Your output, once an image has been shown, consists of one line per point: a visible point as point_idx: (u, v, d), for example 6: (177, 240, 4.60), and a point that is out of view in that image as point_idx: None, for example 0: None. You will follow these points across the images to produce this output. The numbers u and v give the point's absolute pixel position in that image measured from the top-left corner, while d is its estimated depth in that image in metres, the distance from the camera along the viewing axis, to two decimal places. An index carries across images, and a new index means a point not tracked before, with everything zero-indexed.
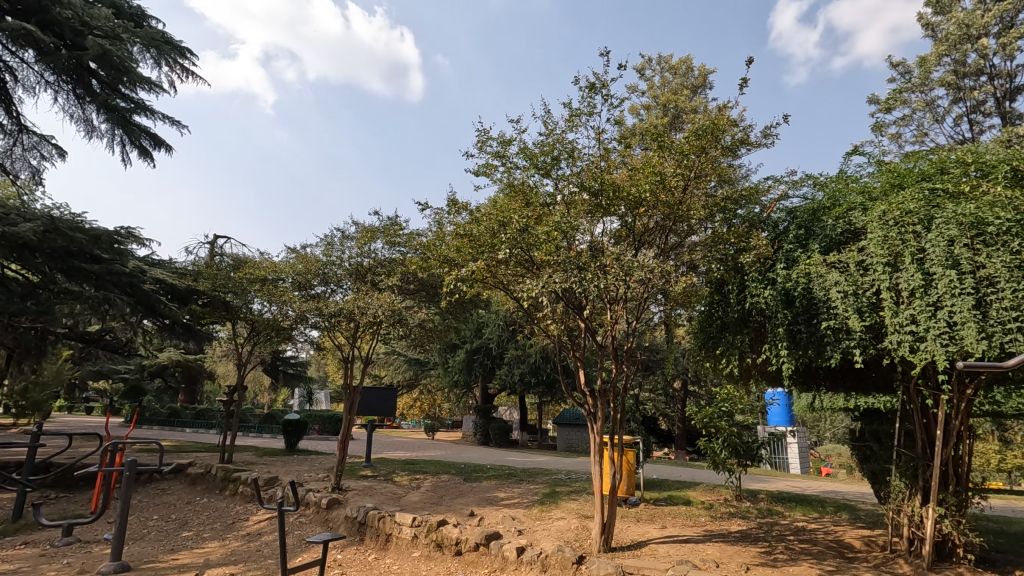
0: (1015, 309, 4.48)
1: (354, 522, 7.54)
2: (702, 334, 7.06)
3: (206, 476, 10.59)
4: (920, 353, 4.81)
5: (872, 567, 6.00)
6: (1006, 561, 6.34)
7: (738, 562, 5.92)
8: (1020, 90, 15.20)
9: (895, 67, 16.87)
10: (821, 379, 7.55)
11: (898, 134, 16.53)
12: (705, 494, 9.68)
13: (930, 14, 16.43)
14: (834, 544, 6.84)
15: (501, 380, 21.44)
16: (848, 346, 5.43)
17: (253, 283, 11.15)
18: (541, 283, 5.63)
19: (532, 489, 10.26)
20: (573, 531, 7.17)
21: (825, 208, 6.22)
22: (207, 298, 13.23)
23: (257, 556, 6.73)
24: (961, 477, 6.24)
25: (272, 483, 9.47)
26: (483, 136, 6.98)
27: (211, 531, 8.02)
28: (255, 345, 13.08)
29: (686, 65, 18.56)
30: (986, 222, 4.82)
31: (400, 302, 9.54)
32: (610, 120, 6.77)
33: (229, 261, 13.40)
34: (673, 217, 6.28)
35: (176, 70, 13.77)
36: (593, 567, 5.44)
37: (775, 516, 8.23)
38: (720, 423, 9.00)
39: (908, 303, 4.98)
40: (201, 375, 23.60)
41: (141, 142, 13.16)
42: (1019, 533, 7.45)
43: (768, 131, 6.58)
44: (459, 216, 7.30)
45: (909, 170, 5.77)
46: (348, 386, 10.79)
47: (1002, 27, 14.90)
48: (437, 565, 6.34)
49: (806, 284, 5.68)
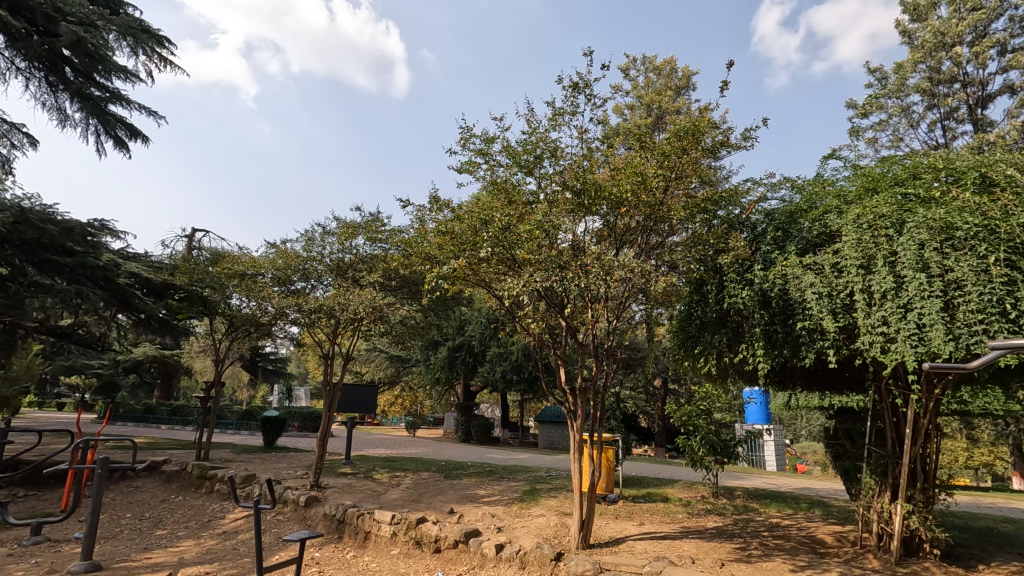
0: (981, 311, 4.59)
1: (332, 520, 7.49)
2: (681, 334, 7.16)
3: (182, 473, 10.43)
4: (891, 353, 4.94)
5: (843, 562, 6.14)
6: (969, 556, 6.53)
7: (713, 557, 6.01)
8: (991, 98, 15.64)
9: (873, 72, 17.22)
10: (797, 378, 7.70)
11: (874, 139, 16.88)
12: (683, 491, 9.80)
13: (907, 21, 16.78)
14: (806, 540, 6.99)
15: (483, 377, 21.47)
16: (822, 346, 5.56)
17: (231, 278, 11.00)
18: (523, 281, 5.66)
19: (512, 486, 10.28)
20: (551, 528, 7.22)
21: (802, 210, 6.33)
22: (183, 293, 13.00)
23: (232, 556, 6.65)
24: (928, 474, 6.40)
25: (249, 480, 9.37)
26: (466, 133, 6.97)
27: (186, 529, 7.89)
28: (233, 341, 12.89)
29: (670, 65, 18.73)
30: (955, 227, 4.93)
31: (382, 298, 9.50)
32: (593, 119, 6.79)
33: (208, 255, 13.18)
34: (654, 218, 6.34)
35: (154, 59, 13.47)
36: (571, 564, 5.46)
37: (750, 513, 8.38)
38: (698, 421, 9.12)
39: (880, 304, 5.12)
40: (177, 371, 23.24)
41: (117, 132, 12.85)
42: (984, 530, 7.68)
43: (748, 133, 6.63)
44: (441, 213, 7.28)
45: (883, 174, 5.93)
46: (328, 383, 10.67)
47: (976, 36, 15.28)
48: (416, 563, 6.33)
49: (782, 285, 5.79)
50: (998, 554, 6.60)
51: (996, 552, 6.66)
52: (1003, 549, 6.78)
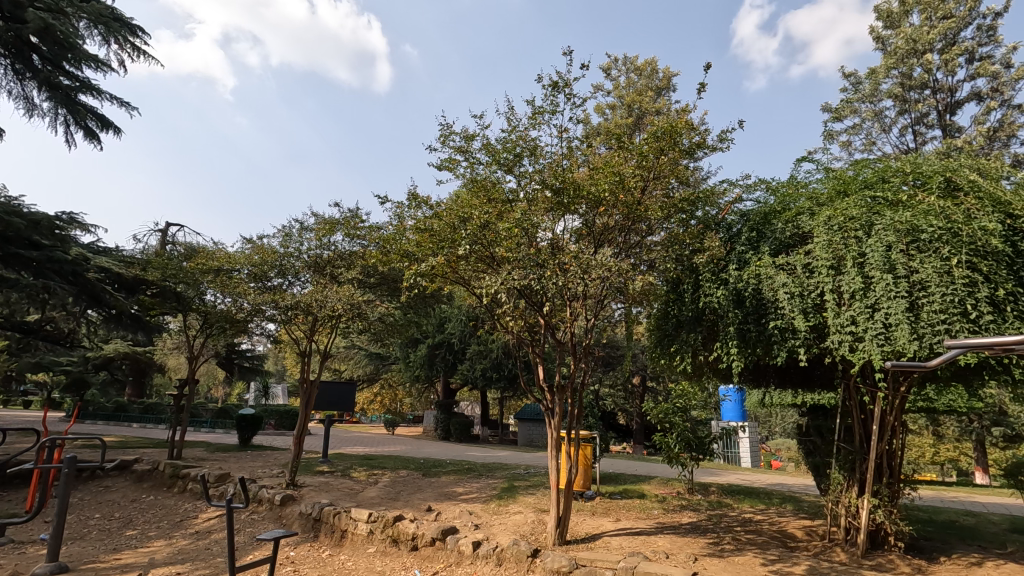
0: (944, 312, 4.73)
1: (308, 519, 7.41)
2: (658, 332, 7.27)
3: (153, 473, 10.22)
4: (859, 352, 5.07)
5: (811, 555, 6.29)
6: (932, 548, 6.73)
7: (687, 553, 6.10)
8: (960, 104, 16.10)
9: (847, 77, 17.62)
10: (770, 376, 7.87)
11: (848, 143, 17.28)
12: (659, 487, 9.94)
13: (881, 28, 17.18)
14: (777, 534, 7.14)
15: (462, 375, 21.41)
16: (793, 345, 5.68)
17: (205, 274, 10.78)
18: (500, 279, 5.69)
19: (490, 484, 10.31)
20: (529, 525, 7.26)
21: (775, 211, 6.44)
22: (156, 289, 12.70)
23: (206, 555, 6.56)
24: (894, 470, 6.57)
25: (223, 478, 9.23)
26: (446, 130, 7.00)
27: (157, 529, 7.75)
28: (207, 338, 12.64)
29: (651, 66, 18.92)
30: (920, 229, 5.09)
31: (360, 295, 9.41)
32: (572, 119, 6.84)
33: (182, 250, 12.92)
34: (632, 217, 6.40)
35: (127, 48, 13.13)
36: (547, 561, 5.50)
37: (724, 509, 8.54)
38: (675, 419, 9.25)
39: (849, 304, 5.25)
40: (149, 368, 22.78)
41: (87, 123, 12.51)
42: (947, 523, 7.94)
43: (724, 135, 6.72)
44: (419, 210, 7.25)
45: (853, 178, 6.09)
46: (306, 380, 10.51)
47: (945, 43, 15.73)
48: (392, 561, 6.31)
49: (755, 285, 5.89)
50: (959, 546, 6.85)
51: (957, 544, 6.91)
52: (963, 541, 7.03)
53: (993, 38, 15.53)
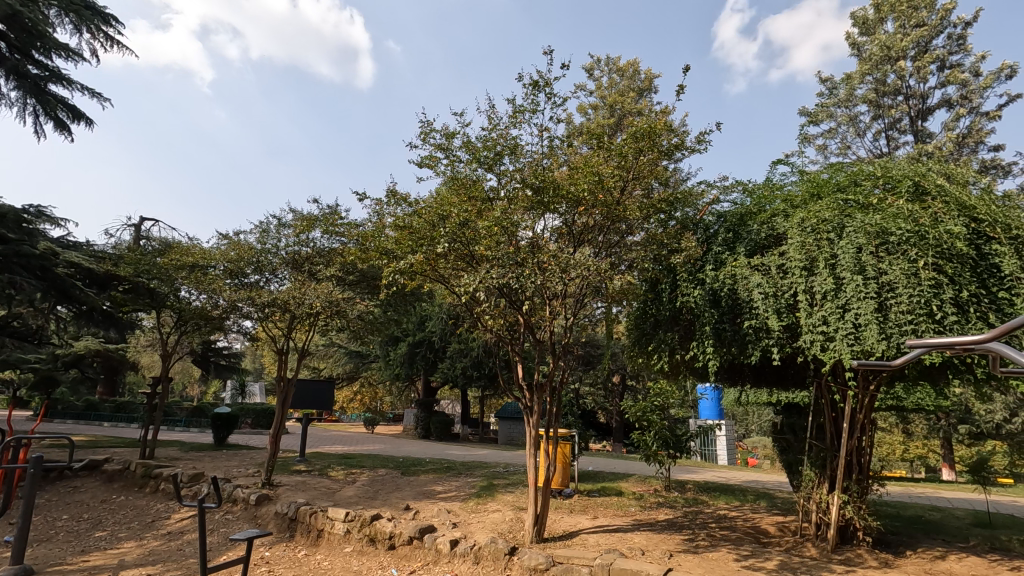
0: (911, 312, 4.86)
1: (284, 519, 7.32)
2: (636, 332, 7.34)
3: (125, 472, 9.98)
4: (830, 351, 5.18)
5: (783, 550, 6.42)
6: (899, 542, 6.91)
7: (662, 549, 6.17)
8: (931, 111, 16.52)
9: (824, 82, 17.95)
10: (746, 375, 7.99)
11: (824, 146, 17.63)
12: (636, 485, 10.03)
13: (857, 34, 17.53)
14: (751, 530, 7.27)
15: (443, 373, 21.33)
16: (767, 344, 5.77)
17: (180, 270, 10.54)
18: (479, 278, 5.67)
19: (469, 482, 10.31)
20: (507, 522, 7.28)
21: (752, 213, 6.55)
22: (128, 285, 12.40)
23: (177, 556, 6.44)
24: (862, 466, 6.73)
25: (196, 478, 9.06)
26: (426, 127, 6.98)
27: (127, 530, 7.58)
28: (182, 335, 12.39)
29: (633, 67, 19.02)
30: (889, 232, 5.23)
31: (339, 293, 9.32)
32: (553, 118, 6.87)
33: (156, 245, 12.64)
34: (611, 217, 6.43)
35: (99, 37, 12.79)
36: (524, 559, 5.53)
37: (700, 505, 8.66)
38: (652, 416, 9.35)
39: (821, 305, 5.36)
40: (122, 366, 22.27)
41: (57, 113, 12.17)
42: (913, 518, 8.17)
43: (703, 137, 6.80)
44: (399, 207, 7.20)
45: (826, 181, 6.21)
46: (283, 378, 10.36)
47: (918, 51, 16.14)
48: (369, 561, 6.27)
49: (731, 285, 5.99)
50: (924, 539, 7.06)
51: (922, 538, 7.11)
52: (928, 536, 7.24)
53: (963, 47, 15.97)
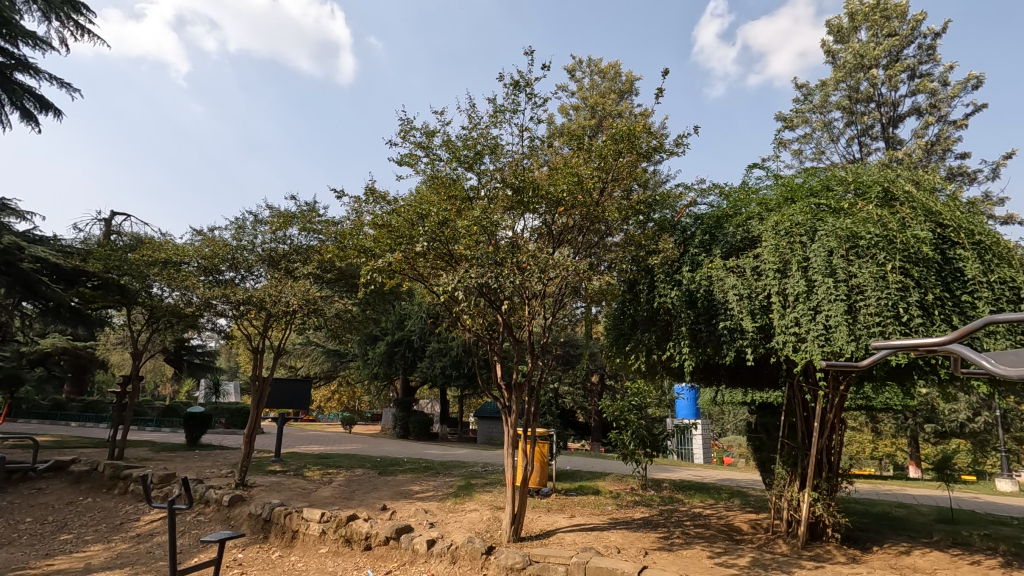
0: (879, 315, 4.99)
1: (258, 520, 7.21)
2: (614, 332, 7.41)
3: (92, 473, 9.72)
4: (802, 352, 5.29)
5: (755, 547, 6.55)
6: (866, 539, 7.10)
7: (638, 547, 6.25)
8: (901, 118, 16.98)
9: (800, 88, 18.32)
10: (722, 375, 8.12)
11: (799, 151, 18.00)
12: (614, 483, 10.13)
13: (832, 42, 17.91)
14: (725, 528, 7.39)
15: (422, 373, 21.23)
16: (741, 344, 5.88)
17: (152, 266, 10.30)
18: (457, 277, 5.66)
19: (447, 482, 10.29)
20: (484, 522, 7.28)
21: (728, 216, 6.66)
22: (98, 281, 12.08)
23: (147, 559, 6.30)
24: (832, 464, 6.89)
25: (167, 479, 8.87)
26: (407, 125, 6.94)
27: (94, 533, 7.39)
28: (154, 333, 12.12)
29: (614, 69, 19.17)
30: (859, 236, 5.36)
31: (317, 291, 9.22)
32: (533, 118, 6.89)
33: (127, 241, 12.34)
34: (590, 218, 6.48)
35: (69, 26, 12.43)
36: (501, 558, 5.55)
37: (675, 504, 8.78)
38: (630, 416, 9.44)
39: (794, 307, 5.48)
40: (91, 364, 21.68)
41: (24, 103, 11.79)
42: (880, 514, 8.40)
43: (681, 140, 6.88)
44: (378, 205, 7.15)
45: (800, 185, 6.34)
46: (259, 377, 10.19)
47: (890, 60, 16.56)
48: (345, 561, 6.21)
49: (707, 287, 6.09)
50: (890, 535, 7.25)
51: (888, 534, 7.32)
52: (894, 532, 7.46)
53: (932, 57, 16.45)
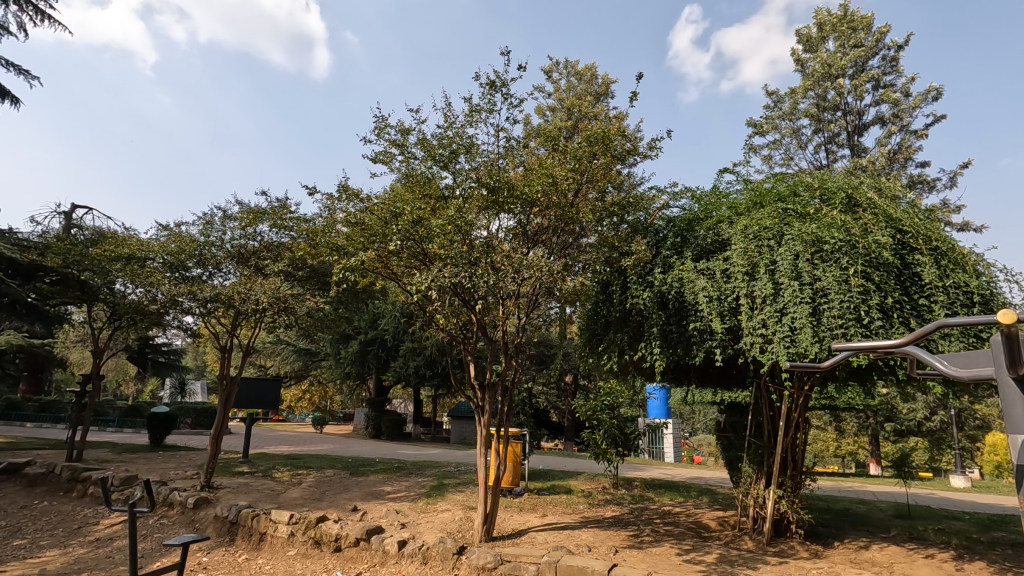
0: (841, 317, 5.15)
1: (223, 522, 7.05)
2: (587, 332, 7.48)
3: (49, 476, 9.37)
4: (768, 353, 5.43)
5: (722, 544, 6.69)
6: (828, 534, 7.31)
7: (608, 545, 6.31)
8: (866, 127, 17.53)
9: (770, 95, 18.76)
10: (692, 375, 8.27)
11: (769, 156, 18.43)
12: (586, 482, 10.23)
13: (801, 51, 18.39)
14: (693, 525, 7.53)
15: (395, 372, 21.05)
16: (710, 346, 6.00)
17: (114, 262, 9.98)
18: (431, 276, 5.62)
19: (419, 482, 10.23)
20: (456, 522, 7.26)
21: (699, 219, 6.78)
22: (57, 276, 11.65)
23: (106, 564, 6.11)
24: (797, 462, 7.06)
25: (129, 482, 8.60)
26: (381, 123, 6.89)
27: (49, 538, 7.12)
28: (116, 330, 11.73)
29: (591, 72, 19.34)
30: (824, 240, 5.53)
31: (288, 288, 9.06)
32: (509, 118, 6.90)
33: (88, 235, 11.92)
34: (564, 219, 6.52)
35: (28, 11, 11.96)
36: (473, 558, 5.54)
37: (646, 502, 8.90)
38: (602, 415, 9.54)
39: (761, 309, 5.61)
40: (48, 363, 20.88)
41: None
42: (841, 510, 8.67)
43: (654, 143, 6.99)
44: (351, 203, 7.06)
45: (769, 191, 6.50)
46: (227, 377, 9.95)
47: (855, 70, 17.09)
48: (314, 564, 6.12)
49: (678, 288, 6.20)
50: (850, 531, 7.49)
51: (849, 529, 7.56)
52: (854, 527, 7.70)
53: (895, 69, 17.03)
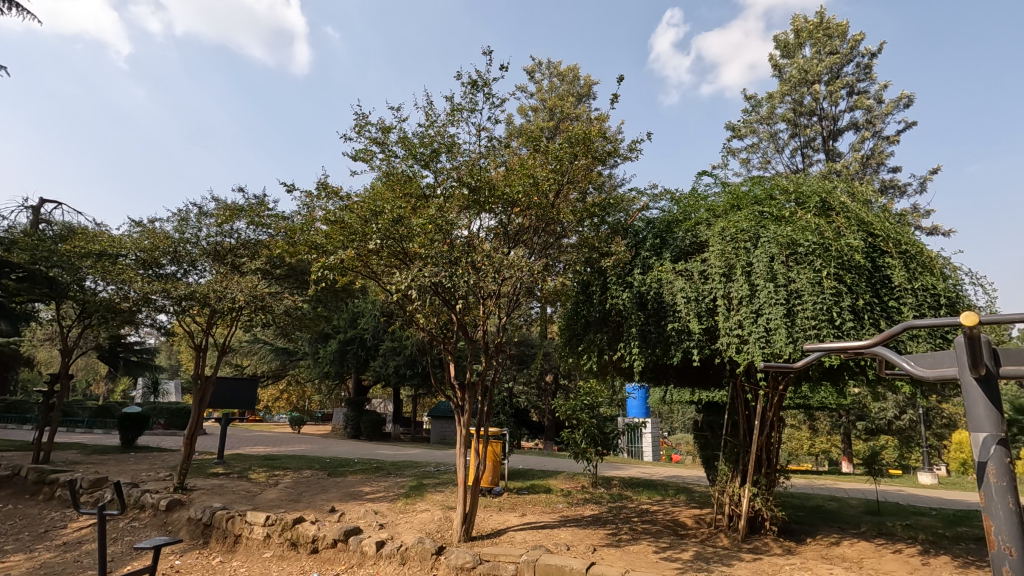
0: (815, 318, 5.26)
1: (197, 524, 6.92)
2: (567, 332, 7.52)
3: (14, 479, 9.09)
4: (743, 353, 5.52)
5: (699, 541, 6.78)
6: (801, 531, 7.46)
7: (586, 544, 6.35)
8: (840, 132, 17.92)
9: (748, 99, 19.05)
10: (670, 375, 8.37)
11: (747, 160, 18.72)
12: (565, 482, 10.28)
13: (778, 56, 18.72)
14: (670, 523, 7.63)
15: (375, 372, 20.89)
16: (688, 346, 6.07)
17: (85, 258, 9.71)
18: (411, 276, 5.58)
19: (398, 482, 10.18)
20: (435, 522, 7.24)
21: (677, 220, 6.86)
22: (24, 272, 11.30)
23: (74, 568, 5.95)
24: (771, 461, 7.20)
25: (99, 484, 8.39)
26: (362, 120, 6.83)
27: (14, 542, 6.90)
28: (86, 329, 11.42)
29: (573, 73, 19.45)
30: (799, 243, 5.64)
31: (265, 287, 8.93)
32: (490, 118, 6.90)
33: (58, 231, 11.60)
34: (545, 219, 6.54)
35: None
36: (451, 558, 5.53)
37: (624, 500, 8.99)
38: (582, 415, 9.61)
39: (737, 310, 5.70)
40: (14, 362, 20.23)
41: None
42: (814, 508, 8.85)
43: (634, 145, 7.05)
44: (331, 200, 6.98)
45: (745, 193, 6.60)
46: (201, 376, 9.75)
47: (831, 76, 17.45)
48: (290, 566, 6.05)
49: (657, 289, 6.28)
50: (822, 527, 7.65)
51: (821, 526, 7.73)
52: (826, 524, 7.86)
53: (869, 76, 17.45)
